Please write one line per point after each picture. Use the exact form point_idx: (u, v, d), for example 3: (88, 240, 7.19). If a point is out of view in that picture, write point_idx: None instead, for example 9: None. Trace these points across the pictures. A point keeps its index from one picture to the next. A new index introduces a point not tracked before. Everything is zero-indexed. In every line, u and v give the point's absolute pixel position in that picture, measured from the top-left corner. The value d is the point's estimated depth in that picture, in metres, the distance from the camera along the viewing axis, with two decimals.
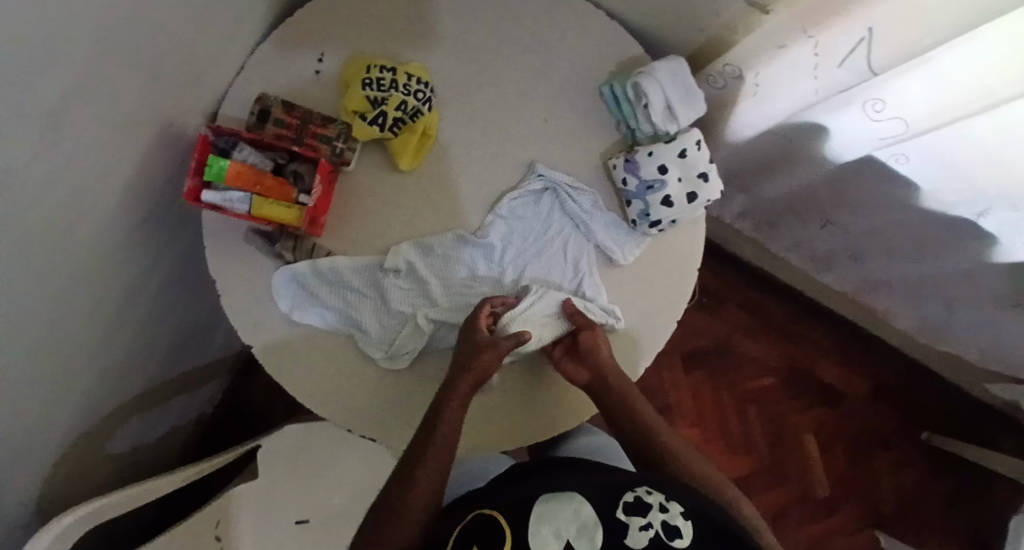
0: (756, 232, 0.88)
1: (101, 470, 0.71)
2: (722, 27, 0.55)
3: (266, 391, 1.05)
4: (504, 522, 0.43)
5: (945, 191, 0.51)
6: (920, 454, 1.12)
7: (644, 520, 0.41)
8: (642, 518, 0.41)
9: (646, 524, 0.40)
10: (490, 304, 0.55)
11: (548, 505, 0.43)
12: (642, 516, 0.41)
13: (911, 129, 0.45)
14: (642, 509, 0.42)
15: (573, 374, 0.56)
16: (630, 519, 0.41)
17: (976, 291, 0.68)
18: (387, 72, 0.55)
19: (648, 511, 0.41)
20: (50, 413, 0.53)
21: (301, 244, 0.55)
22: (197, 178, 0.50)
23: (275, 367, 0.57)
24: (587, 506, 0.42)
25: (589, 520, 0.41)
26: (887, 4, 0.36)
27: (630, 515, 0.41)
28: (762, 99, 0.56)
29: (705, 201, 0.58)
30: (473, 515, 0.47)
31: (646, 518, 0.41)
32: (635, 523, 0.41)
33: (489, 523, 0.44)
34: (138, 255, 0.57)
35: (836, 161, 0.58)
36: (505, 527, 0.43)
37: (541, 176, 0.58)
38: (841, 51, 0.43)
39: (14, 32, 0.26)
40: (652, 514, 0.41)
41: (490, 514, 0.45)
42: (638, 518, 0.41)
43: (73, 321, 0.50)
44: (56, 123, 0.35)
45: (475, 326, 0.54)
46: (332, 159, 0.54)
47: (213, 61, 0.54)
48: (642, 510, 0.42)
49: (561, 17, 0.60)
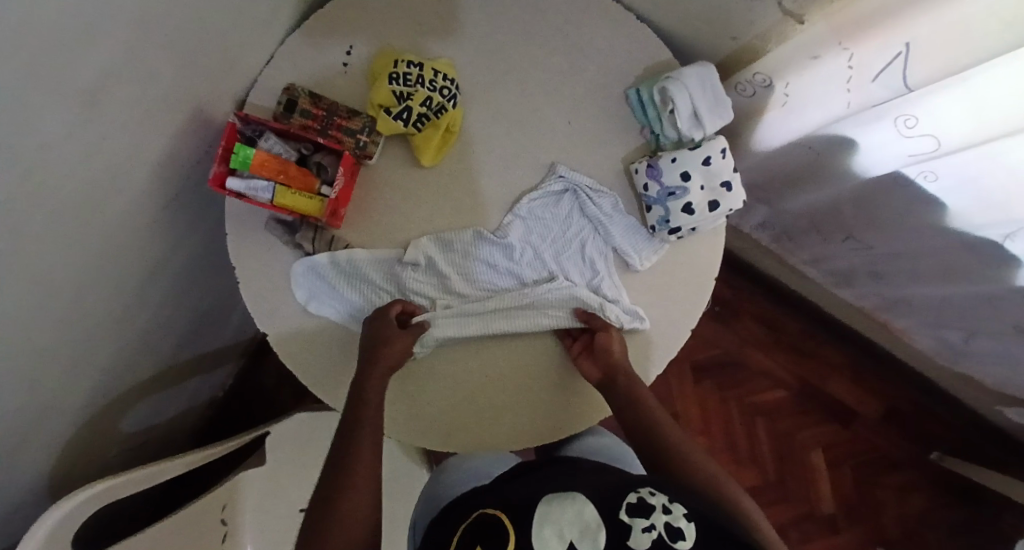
0: (775, 244, 0.89)
1: (113, 446, 0.72)
2: (754, 35, 0.54)
3: (277, 378, 1.06)
4: (509, 523, 0.43)
5: (973, 211, 0.50)
6: (928, 477, 1.10)
7: (647, 522, 0.40)
8: (645, 519, 0.40)
9: (648, 526, 0.39)
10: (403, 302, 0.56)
11: (551, 506, 0.43)
12: (645, 518, 0.40)
13: (943, 147, 0.44)
14: (645, 511, 0.41)
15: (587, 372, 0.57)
16: (632, 521, 0.40)
17: (997, 316, 0.66)
18: (414, 68, 0.55)
19: (651, 513, 0.40)
20: (67, 387, 0.54)
21: (321, 235, 0.55)
22: (223, 165, 0.51)
23: (288, 354, 0.57)
24: (590, 508, 0.42)
25: (591, 521, 0.41)
26: (927, 19, 0.36)
27: (632, 517, 0.40)
28: (790, 109, 0.56)
29: (727, 210, 0.57)
30: (481, 515, 0.47)
31: (649, 519, 0.40)
32: (638, 524, 0.40)
33: (494, 523, 0.45)
34: (161, 237, 0.58)
35: (862, 176, 0.57)
36: (509, 529, 0.43)
37: (562, 177, 0.57)
38: (878, 65, 0.42)
39: (49, 9, 0.27)
40: (654, 516, 0.40)
41: (495, 516, 0.45)
42: (641, 520, 0.40)
43: (95, 299, 0.51)
44: (85, 105, 0.35)
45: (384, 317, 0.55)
46: (356, 152, 0.55)
47: (245, 50, 0.55)
48: (644, 512, 0.41)
49: (592, 20, 0.59)
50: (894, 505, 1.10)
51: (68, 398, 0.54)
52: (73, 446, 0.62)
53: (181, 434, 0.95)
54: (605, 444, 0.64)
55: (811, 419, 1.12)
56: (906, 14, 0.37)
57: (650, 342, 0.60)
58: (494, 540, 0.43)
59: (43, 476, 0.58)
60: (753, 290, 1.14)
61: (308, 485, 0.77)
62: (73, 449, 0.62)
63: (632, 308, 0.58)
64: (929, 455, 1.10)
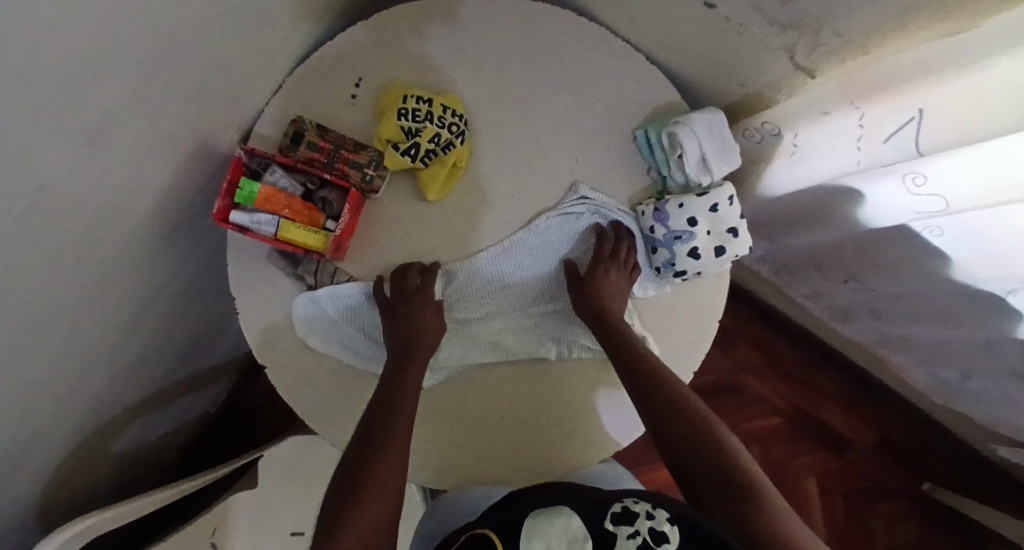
0: (776, 276, 0.91)
1: (101, 468, 0.71)
2: (764, 82, 0.54)
3: (269, 394, 1.05)
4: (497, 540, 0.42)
5: (979, 266, 0.50)
6: (920, 508, 1.11)
7: (631, 529, 0.38)
8: (629, 526, 0.39)
9: (633, 532, 0.38)
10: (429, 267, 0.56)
11: (538, 523, 0.42)
12: (630, 525, 0.39)
13: (952, 207, 0.44)
14: (630, 518, 0.39)
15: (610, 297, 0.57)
16: (617, 529, 0.39)
17: (994, 363, 0.66)
18: (423, 104, 0.55)
19: (636, 519, 0.39)
20: (58, 418, 0.53)
21: (323, 267, 0.55)
22: (227, 199, 0.51)
23: (286, 386, 0.56)
24: (577, 521, 0.41)
25: (578, 533, 0.39)
26: (944, 87, 0.36)
27: (617, 524, 0.39)
28: (798, 159, 0.56)
29: (733, 255, 0.57)
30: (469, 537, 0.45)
31: (634, 526, 0.39)
32: (622, 532, 0.38)
33: (483, 541, 0.43)
34: (161, 264, 0.57)
35: (867, 225, 0.57)
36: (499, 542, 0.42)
37: (585, 198, 0.58)
38: (888, 127, 0.42)
39: (44, 61, 0.26)
40: (639, 522, 0.39)
41: (483, 534, 0.44)
42: (625, 527, 0.39)
43: (91, 330, 0.50)
44: (85, 148, 0.35)
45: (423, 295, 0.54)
46: (362, 187, 0.54)
47: (253, 80, 0.54)
48: (629, 519, 0.39)
49: (601, 57, 0.59)
50: (883, 535, 1.10)
51: (56, 428, 0.53)
52: (61, 472, 0.60)
53: (172, 452, 0.93)
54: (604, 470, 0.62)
55: (804, 448, 1.13)
56: (923, 80, 0.37)
57: None
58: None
59: (31, 505, 0.57)
60: (750, 318, 1.15)
61: (303, 508, 0.76)
62: (61, 474, 0.61)
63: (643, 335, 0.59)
64: (920, 486, 1.11)
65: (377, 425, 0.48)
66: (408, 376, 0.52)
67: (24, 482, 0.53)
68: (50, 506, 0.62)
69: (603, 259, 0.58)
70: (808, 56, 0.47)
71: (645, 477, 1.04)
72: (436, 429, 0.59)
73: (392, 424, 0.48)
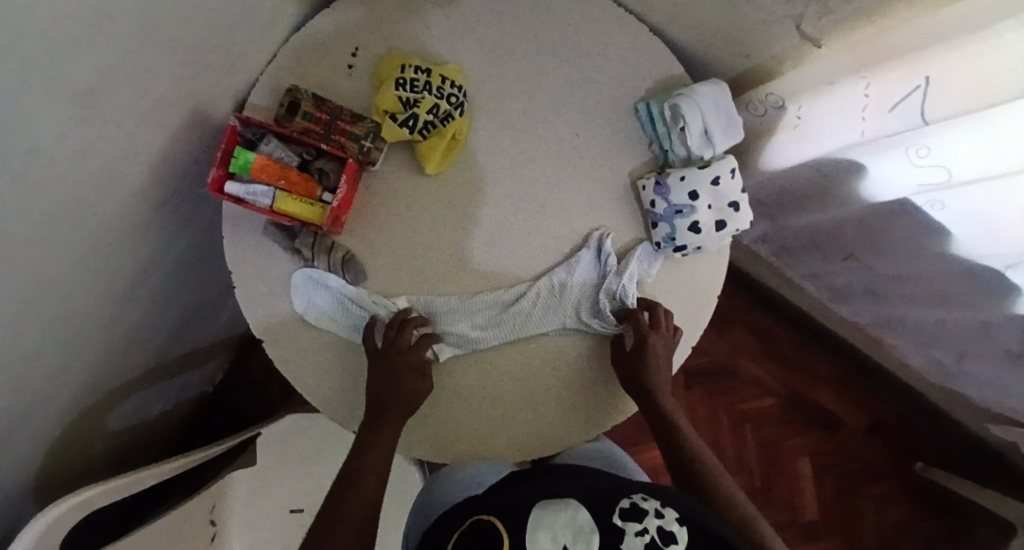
0: (775, 256, 0.90)
1: (98, 443, 0.71)
2: (770, 53, 0.54)
3: (265, 373, 1.05)
4: (501, 529, 0.43)
5: (980, 241, 0.50)
6: (910, 488, 1.13)
7: (639, 526, 0.40)
8: (638, 523, 0.40)
9: (641, 530, 0.39)
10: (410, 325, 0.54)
11: (543, 512, 0.43)
12: (638, 522, 0.40)
13: (954, 179, 0.44)
14: (638, 515, 0.41)
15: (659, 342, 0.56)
16: (625, 525, 0.40)
17: (990, 343, 0.67)
18: (421, 74, 0.54)
19: (644, 517, 0.41)
20: (52, 390, 0.53)
21: (320, 241, 0.54)
22: (222, 169, 0.50)
23: (283, 359, 0.56)
24: (583, 513, 0.42)
25: (584, 525, 0.41)
26: (947, 55, 0.35)
27: (625, 520, 0.41)
28: (802, 133, 0.55)
29: (733, 230, 0.57)
30: (473, 522, 0.46)
31: (642, 523, 0.40)
32: (631, 528, 0.40)
33: (487, 530, 0.43)
34: (153, 236, 0.56)
35: (868, 201, 0.57)
36: (503, 535, 0.42)
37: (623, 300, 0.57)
38: (895, 96, 0.42)
39: (43, 17, 0.25)
40: (647, 520, 0.40)
41: (485, 518, 0.45)
42: (634, 523, 0.40)
43: (84, 302, 0.49)
44: (80, 111, 0.34)
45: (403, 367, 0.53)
46: (360, 158, 0.53)
47: (249, 48, 0.53)
48: (637, 516, 0.41)
49: (604, 27, 0.58)
50: (873, 513, 1.12)
51: (50, 401, 0.53)
52: (56, 446, 0.60)
53: (167, 429, 0.93)
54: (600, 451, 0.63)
55: (798, 428, 1.14)
56: (929, 48, 0.37)
57: None
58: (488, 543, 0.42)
59: (28, 477, 0.57)
60: (747, 300, 1.15)
61: (301, 484, 0.76)
62: (57, 448, 0.60)
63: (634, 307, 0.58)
64: (913, 466, 1.12)
65: (351, 464, 0.51)
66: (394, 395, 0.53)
67: (21, 455, 0.53)
68: (47, 480, 0.62)
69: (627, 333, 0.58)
70: (815, 25, 0.46)
71: (643, 456, 1.06)
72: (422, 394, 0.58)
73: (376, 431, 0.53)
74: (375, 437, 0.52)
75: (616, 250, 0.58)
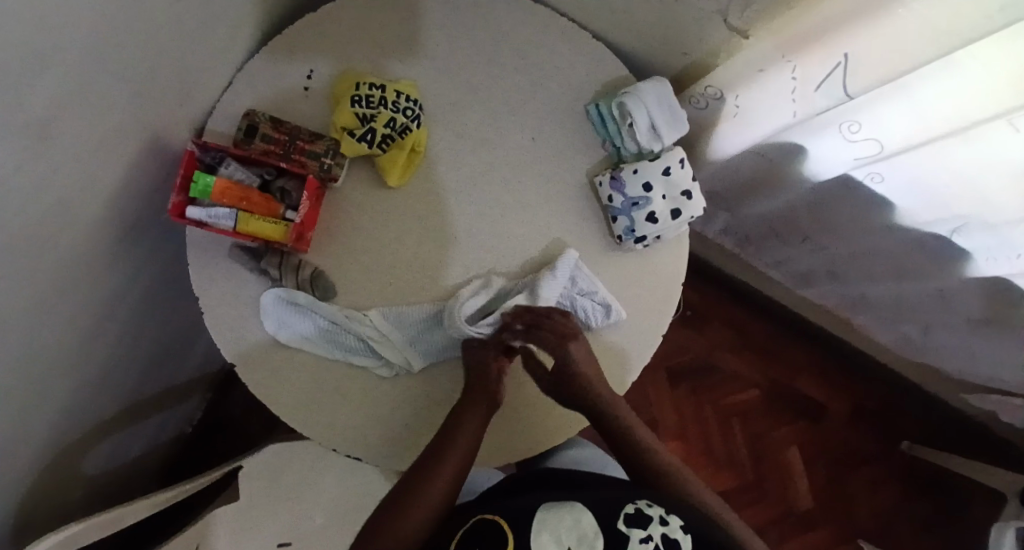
0: (739, 248, 0.93)
1: (72, 492, 0.69)
2: (704, 49, 0.57)
3: (246, 408, 1.03)
4: (505, 528, 0.42)
5: (921, 209, 0.52)
6: (901, 467, 1.14)
7: (644, 533, 0.41)
8: (642, 530, 0.41)
9: (645, 537, 0.40)
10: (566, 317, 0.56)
11: (549, 512, 0.43)
12: (642, 529, 0.41)
13: (886, 150, 0.47)
14: (643, 522, 0.41)
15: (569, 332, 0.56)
16: (630, 531, 0.41)
17: (949, 309, 0.70)
18: (376, 90, 0.55)
19: (649, 524, 0.41)
20: (21, 434, 0.52)
21: (287, 260, 0.55)
22: (183, 195, 0.50)
23: (255, 383, 0.56)
24: (588, 516, 0.42)
25: (589, 529, 0.41)
26: (864, 31, 0.38)
27: (630, 526, 0.41)
28: (742, 120, 0.58)
29: (689, 217, 0.59)
30: (474, 520, 0.46)
31: (646, 531, 0.41)
32: (635, 535, 0.40)
33: (490, 529, 0.43)
34: (117, 270, 0.56)
35: (814, 180, 0.59)
36: (507, 533, 0.42)
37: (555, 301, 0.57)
38: (819, 75, 0.45)
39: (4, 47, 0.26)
40: (652, 527, 0.41)
41: (489, 516, 0.45)
42: (639, 530, 0.41)
43: (49, 340, 0.49)
44: (38, 140, 0.34)
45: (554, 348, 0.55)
46: (321, 175, 0.55)
47: (202, 77, 0.54)
48: (642, 522, 0.41)
49: (548, 36, 0.61)
50: (868, 495, 1.13)
51: (19, 446, 0.52)
52: (27, 497, 0.58)
53: (146, 474, 0.90)
54: (585, 453, 0.63)
55: (785, 418, 1.15)
56: (845, 27, 0.40)
57: (621, 338, 0.60)
58: (491, 543, 0.42)
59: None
60: (721, 295, 1.18)
61: (286, 517, 0.74)
62: (26, 500, 0.58)
63: (604, 299, 0.58)
64: (900, 445, 1.14)
65: (397, 503, 0.49)
66: (459, 434, 0.52)
67: None
68: (19, 533, 0.59)
69: (551, 340, 0.55)
70: (741, 17, 0.48)
71: None
72: (398, 405, 0.57)
73: (429, 469, 0.51)
74: (430, 474, 0.50)
75: (580, 246, 0.60)
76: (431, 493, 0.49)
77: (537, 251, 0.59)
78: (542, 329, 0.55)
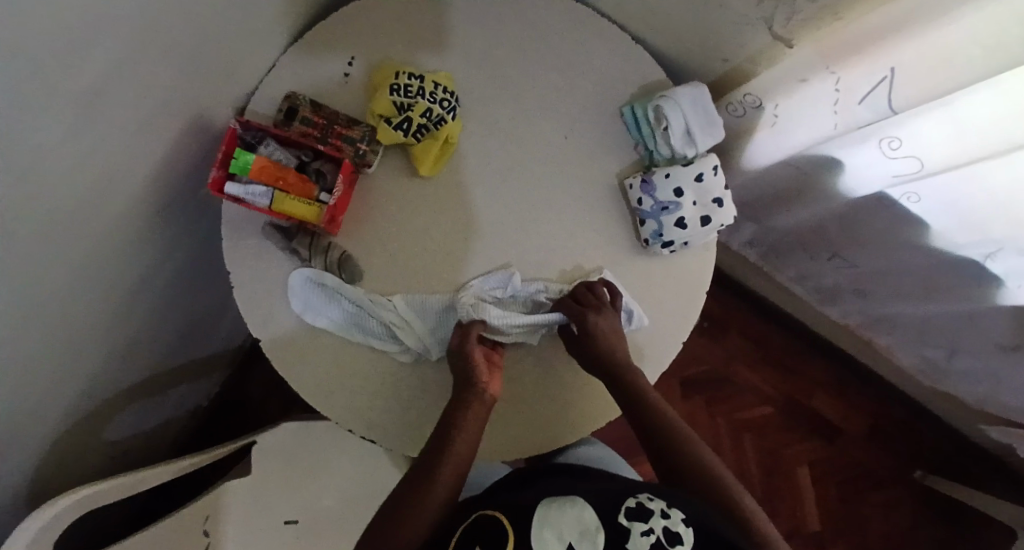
0: (763, 260, 0.92)
1: (93, 453, 0.71)
2: (744, 56, 0.56)
3: (263, 387, 1.05)
4: (507, 526, 0.42)
5: (956, 231, 0.52)
6: (913, 495, 1.11)
7: (645, 526, 0.40)
8: (644, 523, 0.40)
9: (647, 530, 0.40)
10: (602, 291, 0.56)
11: (549, 509, 0.42)
12: (644, 522, 0.40)
13: (925, 168, 0.46)
14: (644, 515, 0.41)
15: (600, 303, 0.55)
16: (631, 525, 0.40)
17: (979, 335, 0.68)
18: (414, 80, 0.56)
19: (650, 517, 0.41)
20: (53, 393, 0.53)
21: (318, 241, 0.56)
22: (222, 170, 0.52)
23: (279, 361, 0.57)
24: (589, 511, 0.41)
25: (590, 523, 0.40)
26: (912, 44, 0.38)
27: (631, 520, 0.40)
28: (779, 130, 0.58)
29: (718, 225, 0.59)
30: (475, 517, 0.46)
31: (648, 523, 0.40)
32: (637, 528, 0.40)
33: (491, 524, 0.43)
34: (155, 241, 0.58)
35: (849, 195, 0.59)
36: (508, 532, 0.41)
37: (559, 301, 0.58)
38: (862, 88, 0.45)
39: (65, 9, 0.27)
40: (653, 520, 0.40)
41: (489, 515, 0.45)
42: (640, 524, 0.40)
43: (87, 303, 0.51)
44: (89, 106, 0.36)
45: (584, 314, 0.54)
46: (355, 160, 0.56)
47: (248, 57, 0.55)
48: (643, 516, 0.41)
49: (587, 36, 0.61)
50: (878, 522, 1.11)
51: (50, 404, 0.53)
52: (51, 454, 0.60)
53: (164, 444, 0.93)
54: (597, 453, 0.63)
55: (798, 436, 1.13)
56: (893, 39, 0.40)
57: (640, 341, 0.60)
58: (494, 540, 0.41)
59: (23, 483, 0.57)
60: (740, 308, 1.16)
61: (296, 496, 0.75)
62: (50, 457, 0.60)
63: (629, 306, 0.58)
64: (914, 473, 1.11)
65: (410, 488, 0.50)
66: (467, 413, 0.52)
67: (18, 458, 0.53)
68: (41, 488, 0.61)
69: (575, 308, 0.55)
70: (785, 26, 0.49)
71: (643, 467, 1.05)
72: (416, 391, 0.58)
73: (438, 452, 0.51)
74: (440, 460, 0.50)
75: (606, 247, 0.60)
76: (438, 494, 0.49)
77: (563, 249, 0.59)
78: (566, 302, 0.56)
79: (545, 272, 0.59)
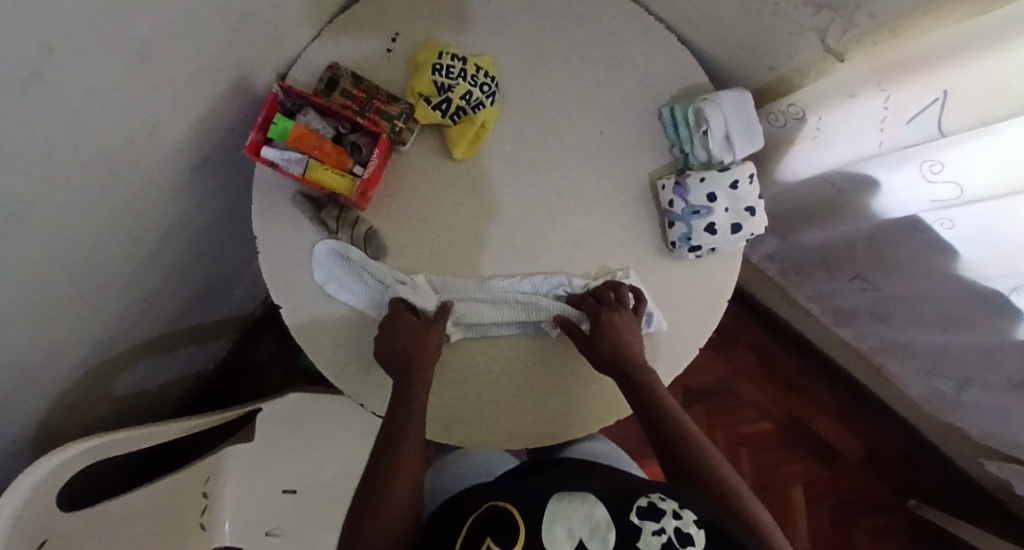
0: (782, 276, 0.92)
1: (100, 405, 0.71)
2: (792, 65, 0.56)
3: (270, 357, 1.05)
4: (516, 517, 0.42)
5: (984, 262, 0.51)
6: (904, 523, 1.11)
7: (656, 525, 0.39)
8: (655, 523, 0.40)
9: (658, 530, 0.39)
10: (619, 291, 0.56)
11: (561, 505, 0.42)
12: (655, 522, 0.40)
13: (964, 196, 0.46)
14: (655, 515, 0.40)
15: (619, 304, 0.56)
16: (642, 524, 0.40)
17: (992, 370, 0.68)
18: (457, 61, 0.56)
19: (662, 517, 0.40)
20: (70, 340, 0.54)
21: (346, 214, 0.56)
22: (260, 133, 0.52)
23: (298, 329, 0.57)
24: (601, 509, 0.41)
25: (602, 521, 0.40)
26: (966, 69, 0.38)
27: (642, 519, 0.40)
28: (821, 143, 0.58)
29: (749, 233, 0.58)
30: (484, 508, 0.45)
31: (659, 523, 0.40)
32: (648, 527, 0.39)
33: (501, 515, 0.43)
34: (186, 199, 0.58)
35: (881, 216, 0.58)
36: (518, 522, 0.41)
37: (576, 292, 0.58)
38: (912, 109, 0.45)
39: None
40: (664, 520, 0.40)
41: (501, 505, 0.44)
42: (651, 523, 0.40)
43: (114, 253, 0.51)
44: (142, 55, 0.36)
45: (599, 311, 0.55)
46: (391, 137, 0.55)
47: (295, 23, 0.55)
48: (655, 516, 0.40)
49: (634, 33, 0.61)
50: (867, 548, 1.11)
51: (66, 350, 0.54)
52: (61, 400, 0.60)
53: (167, 404, 0.93)
54: (599, 450, 0.63)
55: (796, 456, 1.13)
56: (949, 62, 0.39)
57: (659, 341, 0.60)
58: (504, 532, 0.41)
59: (32, 426, 0.57)
60: (750, 321, 1.16)
61: (295, 467, 0.76)
62: (60, 403, 0.61)
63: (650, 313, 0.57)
64: (906, 502, 1.11)
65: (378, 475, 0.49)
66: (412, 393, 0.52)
67: (30, 401, 0.54)
68: (47, 434, 0.62)
69: (592, 307, 0.56)
70: (840, 39, 0.49)
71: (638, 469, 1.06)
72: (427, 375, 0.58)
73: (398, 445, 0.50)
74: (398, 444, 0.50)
75: (631, 246, 0.60)
76: (400, 484, 0.49)
77: (589, 243, 0.59)
78: (587, 301, 0.56)
79: (569, 265, 0.59)
